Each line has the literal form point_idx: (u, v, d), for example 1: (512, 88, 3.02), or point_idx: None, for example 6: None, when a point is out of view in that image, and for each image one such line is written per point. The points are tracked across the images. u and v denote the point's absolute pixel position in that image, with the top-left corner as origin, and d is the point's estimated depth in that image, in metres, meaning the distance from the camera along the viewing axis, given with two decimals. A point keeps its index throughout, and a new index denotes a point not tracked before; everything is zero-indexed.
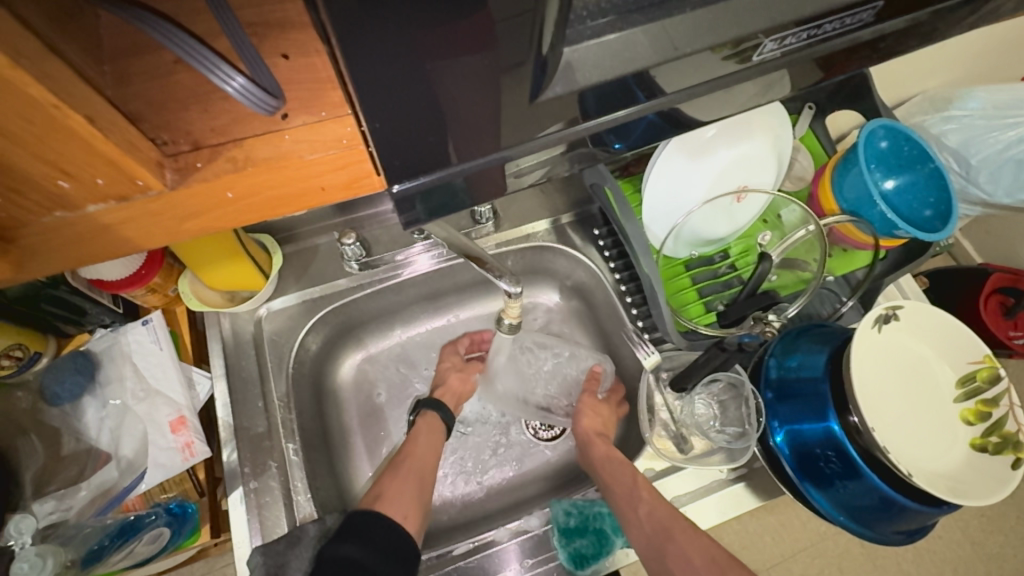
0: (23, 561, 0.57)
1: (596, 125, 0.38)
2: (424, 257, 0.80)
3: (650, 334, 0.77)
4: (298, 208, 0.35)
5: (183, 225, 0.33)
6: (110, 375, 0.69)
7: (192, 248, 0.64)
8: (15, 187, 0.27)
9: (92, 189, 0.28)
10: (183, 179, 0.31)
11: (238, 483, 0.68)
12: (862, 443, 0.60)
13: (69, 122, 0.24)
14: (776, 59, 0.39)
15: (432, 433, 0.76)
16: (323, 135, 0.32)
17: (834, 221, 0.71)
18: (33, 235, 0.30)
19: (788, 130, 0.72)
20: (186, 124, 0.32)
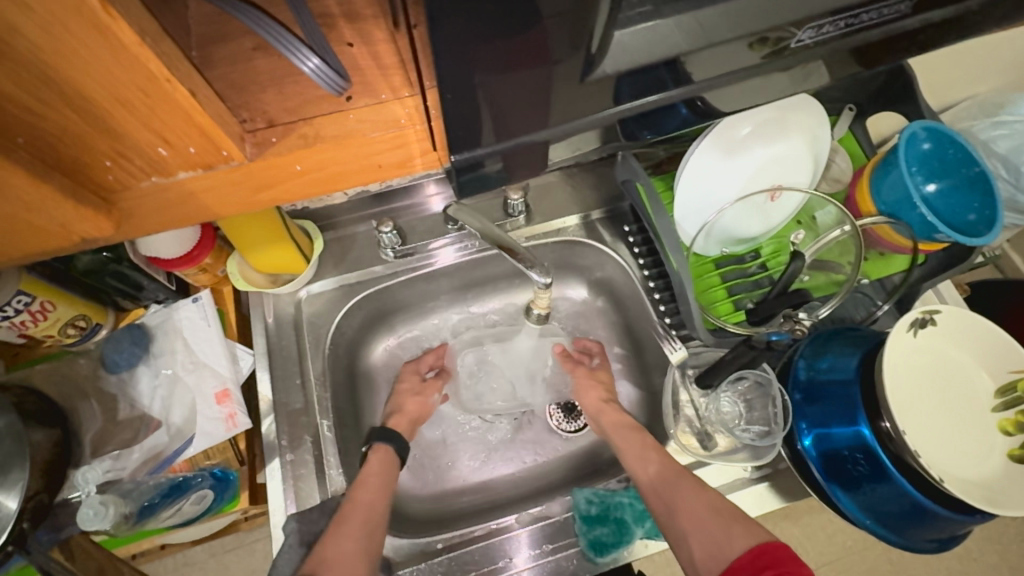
0: (89, 507, 0.61)
1: (632, 108, 0.39)
2: (450, 249, 0.83)
3: (678, 331, 0.78)
4: (357, 184, 0.37)
5: (257, 195, 0.36)
6: (163, 347, 0.74)
7: (240, 231, 0.68)
8: (122, 153, 0.31)
9: (185, 157, 0.32)
10: (260, 152, 0.34)
11: (275, 454, 0.71)
12: (893, 449, 0.59)
13: (176, 95, 0.28)
14: (813, 51, 0.40)
15: (384, 468, 0.71)
16: (383, 116, 0.35)
17: (871, 222, 0.70)
18: (132, 198, 0.34)
19: (826, 131, 0.71)
20: (263, 105, 0.35)
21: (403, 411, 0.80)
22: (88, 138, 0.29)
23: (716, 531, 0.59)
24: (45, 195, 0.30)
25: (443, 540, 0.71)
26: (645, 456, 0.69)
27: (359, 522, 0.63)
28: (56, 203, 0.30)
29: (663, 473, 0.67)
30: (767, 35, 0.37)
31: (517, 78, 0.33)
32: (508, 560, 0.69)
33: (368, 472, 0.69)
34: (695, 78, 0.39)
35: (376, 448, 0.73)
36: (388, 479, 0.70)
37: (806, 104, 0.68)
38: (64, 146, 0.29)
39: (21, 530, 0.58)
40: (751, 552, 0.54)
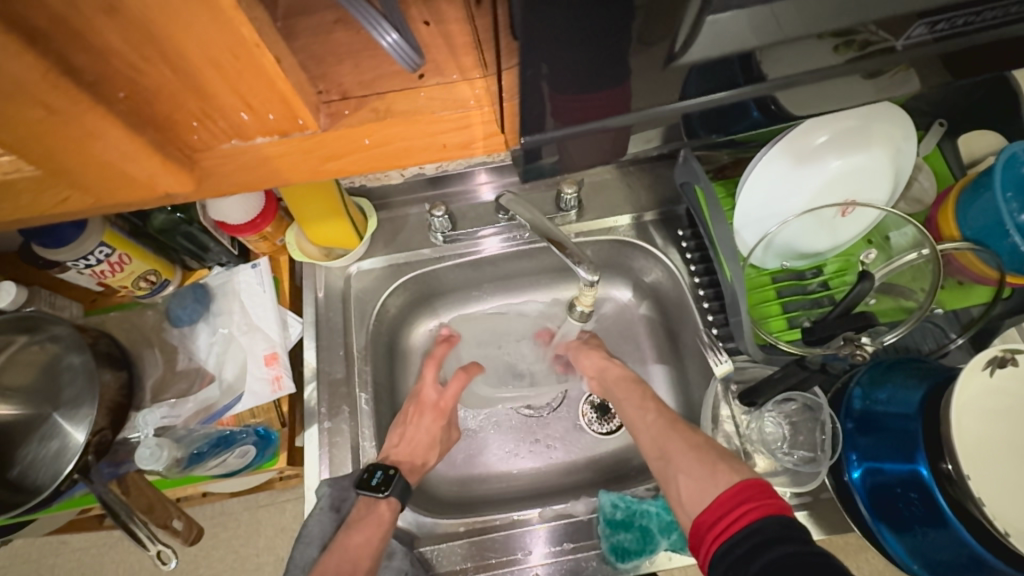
0: (146, 447, 0.64)
1: (698, 104, 0.38)
2: (493, 239, 0.83)
3: (724, 343, 0.75)
4: (421, 161, 0.38)
5: (324, 166, 0.37)
6: (221, 307, 0.78)
7: (300, 204, 0.71)
8: (207, 113, 0.32)
9: (264, 123, 0.33)
10: (334, 122, 0.35)
11: (314, 420, 0.74)
12: (952, 493, 0.55)
13: (262, 61, 0.29)
14: (932, 48, 0.38)
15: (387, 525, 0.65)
16: (453, 96, 0.36)
17: (952, 247, 0.65)
18: (210, 158, 0.36)
19: (911, 145, 0.66)
20: (338, 77, 0.36)
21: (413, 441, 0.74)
22: (179, 96, 0.31)
23: (704, 475, 0.59)
24: (136, 146, 0.32)
25: (465, 524, 0.72)
26: (648, 412, 0.71)
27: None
28: (144, 155, 0.33)
29: (658, 422, 0.69)
30: (848, 35, 0.35)
31: (588, 69, 0.32)
32: (526, 553, 0.69)
33: (372, 532, 0.64)
34: (770, 76, 0.37)
35: (389, 499, 0.66)
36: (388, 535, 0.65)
37: (893, 115, 0.64)
38: (157, 102, 0.31)
39: (86, 462, 0.63)
40: (730, 489, 0.55)
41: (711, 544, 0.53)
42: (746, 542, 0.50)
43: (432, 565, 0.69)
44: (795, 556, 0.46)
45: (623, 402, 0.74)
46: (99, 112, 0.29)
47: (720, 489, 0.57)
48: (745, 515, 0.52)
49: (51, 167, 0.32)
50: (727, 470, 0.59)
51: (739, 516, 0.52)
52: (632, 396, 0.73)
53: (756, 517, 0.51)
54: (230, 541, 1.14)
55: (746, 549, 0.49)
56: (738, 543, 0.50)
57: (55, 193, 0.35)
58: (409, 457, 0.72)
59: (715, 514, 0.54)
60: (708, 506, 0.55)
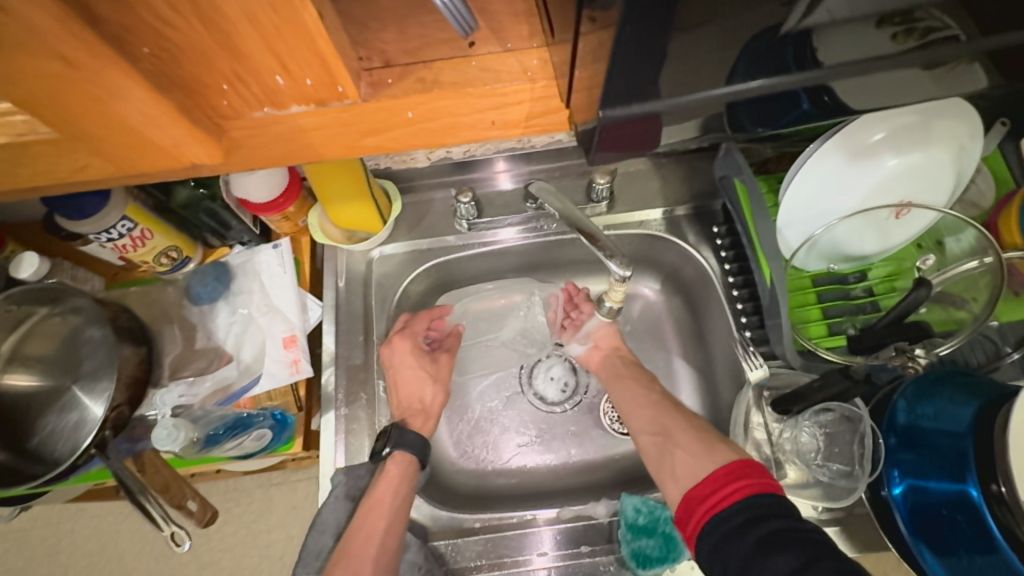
0: (162, 428, 0.64)
1: (736, 91, 0.34)
2: (510, 231, 0.80)
3: (759, 347, 0.71)
4: (465, 141, 0.35)
5: (361, 140, 0.34)
6: (241, 287, 0.77)
7: (323, 181, 0.69)
8: (240, 75, 0.30)
9: (301, 89, 0.31)
10: (376, 92, 0.33)
11: (331, 407, 0.73)
12: (1002, 516, 0.51)
13: (304, 17, 0.26)
14: (1020, 35, 0.34)
15: (404, 479, 0.66)
16: (509, 67, 0.34)
17: (1017, 255, 0.61)
18: (242, 127, 0.34)
19: (978, 143, 0.61)
20: (382, 44, 0.34)
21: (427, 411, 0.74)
22: (212, 58, 0.29)
23: (700, 453, 0.60)
24: (161, 111, 0.30)
25: (480, 520, 0.70)
26: (653, 392, 0.71)
27: (368, 556, 0.61)
28: (169, 122, 0.31)
29: (661, 403, 0.69)
30: (911, 19, 0.32)
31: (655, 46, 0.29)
32: (544, 553, 0.67)
33: (385, 488, 0.65)
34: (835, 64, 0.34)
35: (396, 456, 0.67)
36: (405, 491, 0.66)
37: (961, 110, 0.59)
38: (187, 63, 0.29)
39: (103, 437, 0.62)
40: (726, 466, 0.56)
41: (701, 516, 0.54)
42: (738, 516, 0.50)
43: (446, 560, 0.68)
44: (786, 531, 0.47)
45: (628, 382, 0.73)
46: (124, 70, 0.27)
47: (715, 464, 0.58)
48: (738, 492, 0.52)
49: (68, 131, 0.31)
50: (725, 449, 0.59)
51: (733, 492, 0.53)
52: (641, 378, 0.73)
53: (749, 493, 0.52)
54: (242, 518, 1.14)
55: (738, 523, 0.50)
56: (730, 515, 0.51)
57: (71, 160, 0.34)
58: (417, 409, 0.74)
59: (707, 487, 0.55)
60: (700, 481, 0.56)
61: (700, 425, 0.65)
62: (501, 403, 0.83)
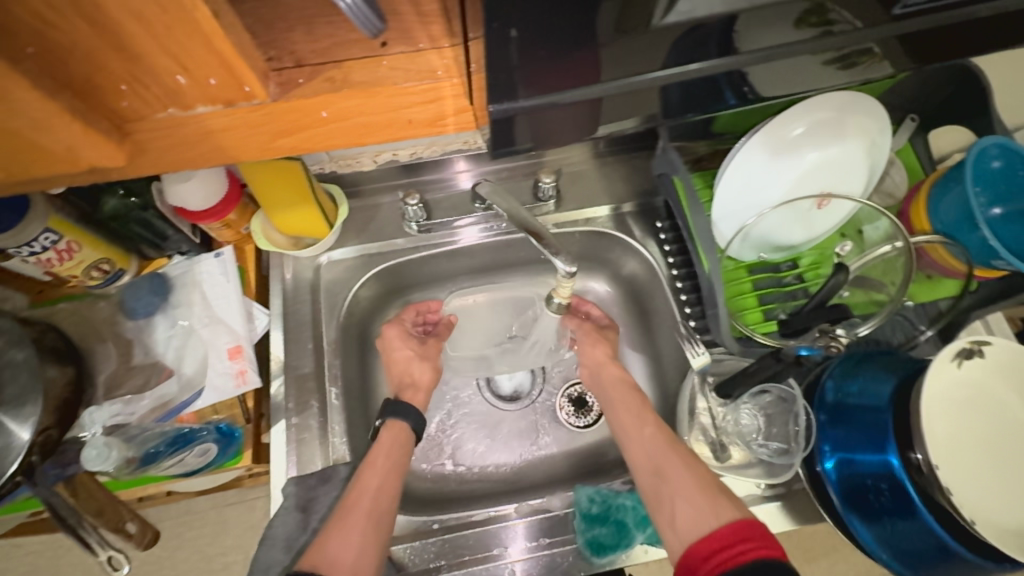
0: (92, 447, 0.61)
1: (672, 73, 0.36)
2: (473, 229, 0.81)
3: (702, 335, 0.75)
4: (384, 139, 0.36)
5: (276, 141, 0.35)
6: (180, 299, 0.74)
7: (264, 188, 0.68)
8: (137, 76, 0.29)
9: (205, 89, 0.31)
10: (284, 92, 0.33)
11: (281, 416, 0.71)
12: (921, 483, 0.56)
13: (195, 14, 0.26)
14: (910, 23, 0.36)
15: (396, 446, 0.66)
16: (418, 65, 0.34)
17: (924, 241, 0.65)
18: (145, 130, 0.33)
19: (887, 138, 0.66)
20: (291, 44, 0.34)
21: (416, 385, 0.75)
22: (100, 56, 0.28)
23: (702, 504, 0.56)
24: (53, 113, 0.29)
25: (439, 521, 0.71)
26: (645, 426, 0.67)
27: (362, 510, 0.60)
28: (63, 124, 0.29)
29: (657, 438, 0.65)
30: (826, 19, 0.35)
31: (560, 35, 0.30)
32: (503, 549, 0.68)
33: (377, 452, 0.65)
34: (743, 49, 0.37)
35: (390, 423, 0.68)
36: (399, 457, 0.66)
37: (870, 106, 0.64)
38: (72, 61, 0.28)
39: (29, 463, 0.58)
40: (731, 524, 0.52)
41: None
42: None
43: (404, 564, 0.67)
44: None
45: (620, 410, 0.70)
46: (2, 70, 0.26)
47: (720, 523, 0.54)
48: (743, 554, 0.50)
49: None
50: (729, 504, 0.56)
51: (739, 555, 0.50)
52: (630, 404, 0.70)
53: (755, 558, 0.49)
54: (196, 542, 1.10)
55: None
56: None
57: None
58: (409, 383, 0.75)
59: (710, 545, 0.52)
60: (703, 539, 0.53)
61: (700, 469, 0.61)
62: (459, 405, 0.83)
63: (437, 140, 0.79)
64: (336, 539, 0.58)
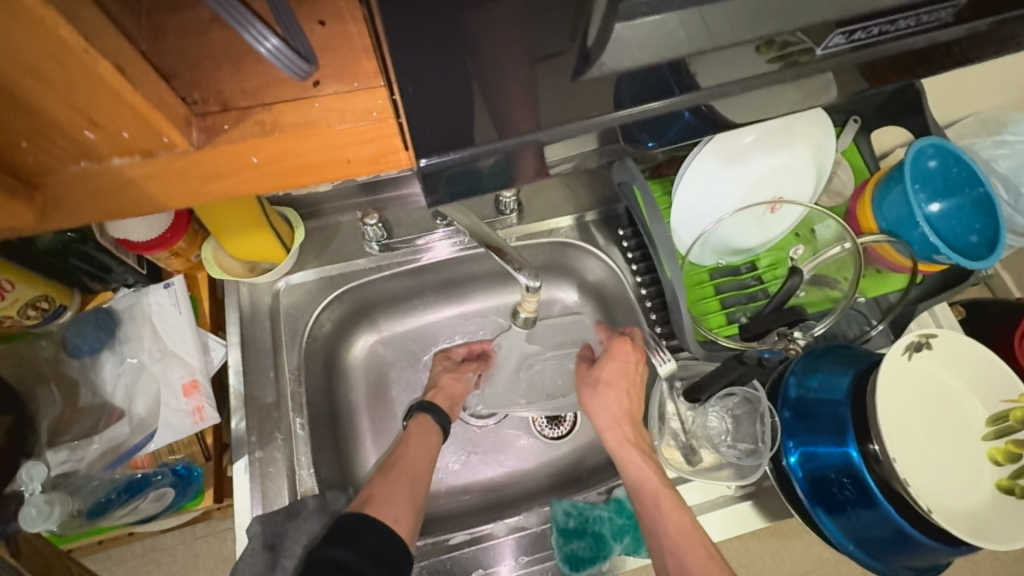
0: (31, 507, 0.58)
1: (633, 113, 0.37)
2: (445, 244, 0.80)
3: (668, 341, 0.76)
4: (325, 179, 0.34)
5: (205, 186, 0.32)
6: (129, 333, 0.71)
7: (217, 214, 0.65)
8: (42, 131, 0.28)
9: (118, 142, 0.29)
10: (209, 139, 0.31)
11: (243, 451, 0.68)
12: (880, 473, 0.58)
13: (98, 69, 0.25)
14: (847, 58, 0.38)
15: (423, 434, 0.73)
16: (353, 106, 0.32)
17: (872, 239, 0.69)
18: (59, 183, 0.31)
19: (831, 142, 0.69)
20: (217, 84, 0.32)
21: (439, 387, 0.78)
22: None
23: None
24: None
25: (415, 547, 0.69)
26: (666, 501, 0.64)
27: (399, 471, 0.68)
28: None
29: (678, 517, 0.63)
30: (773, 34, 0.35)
31: None
32: (483, 571, 0.67)
33: (411, 435, 0.72)
34: (701, 84, 0.37)
35: (419, 418, 0.74)
36: (428, 444, 0.72)
37: (813, 114, 0.66)
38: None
39: None
40: None
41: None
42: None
43: None
44: None
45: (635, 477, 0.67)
46: None
47: None
48: None
49: None
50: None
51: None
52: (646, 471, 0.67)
53: None
54: None
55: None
56: None
57: None
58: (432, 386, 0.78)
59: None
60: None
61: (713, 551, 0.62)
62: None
63: None
64: (384, 493, 0.65)
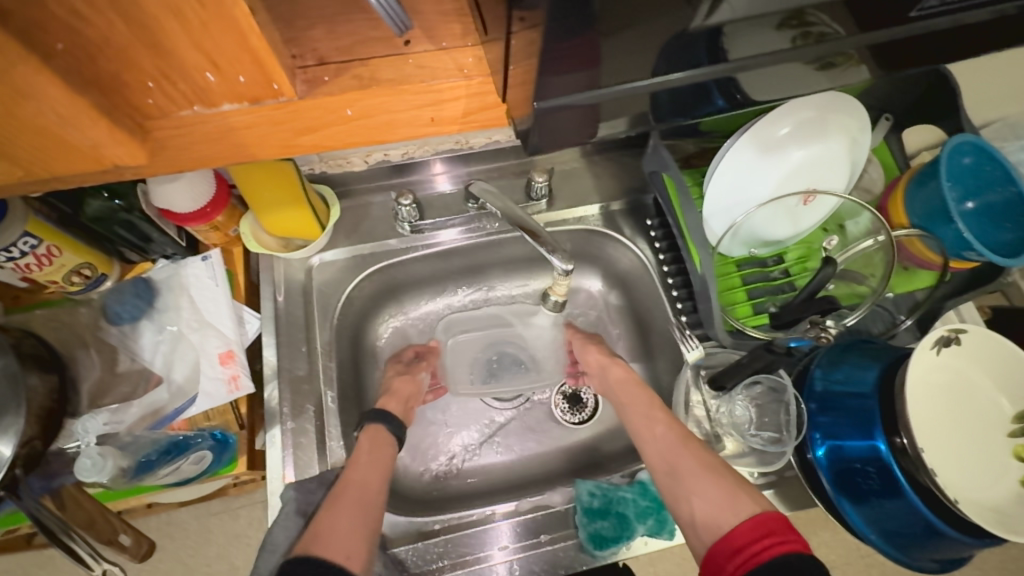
0: (86, 458, 0.61)
1: (665, 83, 0.36)
2: (451, 232, 0.81)
3: (695, 330, 0.77)
4: (401, 137, 0.37)
5: (298, 139, 0.36)
6: (167, 303, 0.72)
7: (255, 187, 0.66)
8: (167, 72, 0.30)
9: (232, 86, 0.31)
10: (311, 89, 0.34)
11: (276, 421, 0.70)
12: (906, 465, 0.59)
13: (234, 11, 0.27)
14: (920, 27, 0.37)
15: (373, 450, 0.67)
16: (443, 64, 0.36)
17: (904, 234, 0.69)
18: (166, 127, 0.33)
19: (867, 136, 0.69)
20: (313, 42, 0.36)
21: (393, 393, 0.76)
22: (131, 52, 0.28)
23: (723, 499, 0.57)
24: (80, 110, 0.29)
25: (440, 522, 0.70)
26: (657, 425, 0.66)
27: (352, 499, 0.60)
28: (89, 118, 0.30)
29: (668, 436, 0.65)
30: (804, 23, 0.34)
31: (574, 48, 0.30)
32: (505, 547, 0.68)
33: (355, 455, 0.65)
34: (731, 56, 0.36)
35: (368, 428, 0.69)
36: (377, 462, 0.66)
37: (851, 106, 0.67)
38: (104, 57, 0.28)
39: (13, 476, 0.56)
40: (751, 519, 0.53)
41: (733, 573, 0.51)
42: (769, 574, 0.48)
43: (407, 566, 0.67)
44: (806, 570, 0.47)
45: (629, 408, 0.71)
46: (34, 64, 0.26)
47: (739, 518, 0.55)
48: (768, 549, 0.50)
49: None
50: (748, 499, 0.56)
51: (762, 551, 0.51)
52: (638, 402, 0.70)
53: (778, 553, 0.50)
54: (179, 553, 1.09)
55: None
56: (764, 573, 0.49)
57: None
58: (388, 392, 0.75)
59: (737, 542, 0.52)
60: (727, 536, 0.54)
61: (712, 463, 0.61)
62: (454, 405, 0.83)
63: (430, 139, 0.79)
64: (326, 527, 0.56)
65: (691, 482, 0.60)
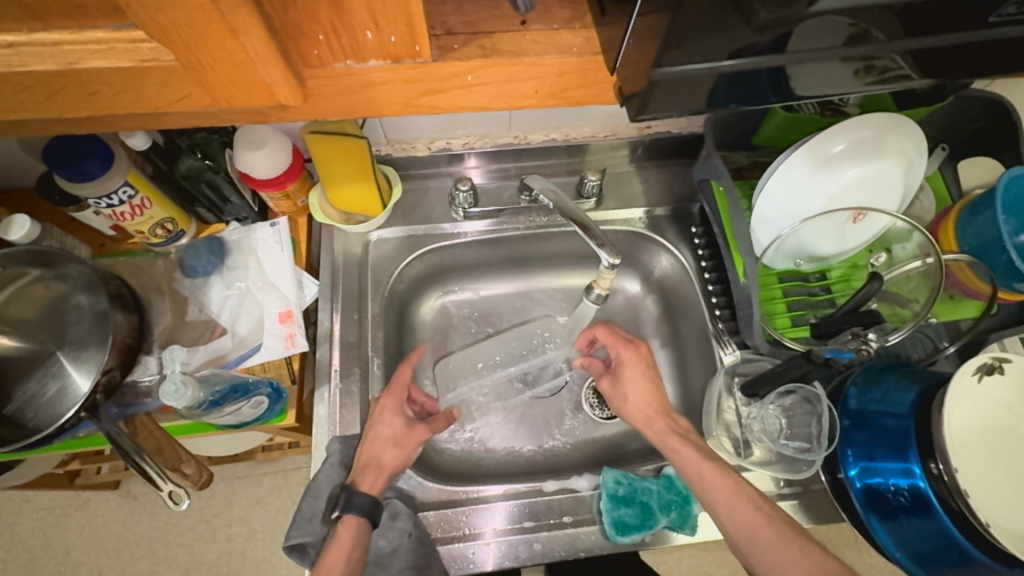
0: (171, 382, 0.63)
1: (743, 66, 0.37)
2: (475, 223, 0.84)
3: (732, 335, 0.79)
4: (508, 105, 0.43)
5: (421, 98, 0.41)
6: (236, 262, 0.78)
7: (328, 161, 0.70)
8: (335, 27, 0.34)
9: (384, 45, 0.35)
10: (444, 54, 0.38)
11: (325, 380, 0.74)
12: (940, 490, 0.59)
13: None
14: (997, 32, 0.38)
15: (357, 543, 0.62)
16: (558, 40, 0.40)
17: (952, 258, 0.69)
18: (322, 76, 0.37)
19: (922, 160, 0.70)
20: (443, 16, 0.41)
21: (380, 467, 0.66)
22: (315, 6, 0.32)
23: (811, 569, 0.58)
24: (269, 51, 0.33)
25: (466, 493, 0.73)
26: (714, 481, 0.65)
27: None
28: (272, 61, 0.33)
29: (734, 494, 0.64)
30: (869, 35, 0.37)
31: (668, 31, 0.33)
32: (524, 525, 0.71)
33: (337, 555, 0.60)
34: (807, 49, 0.37)
35: (346, 519, 0.63)
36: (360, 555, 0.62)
37: (908, 129, 0.68)
38: (293, 9, 0.32)
39: (94, 401, 0.62)
40: None
41: None
42: None
43: (432, 530, 0.70)
44: None
45: (682, 467, 0.67)
46: (248, 9, 0.30)
47: None
48: None
49: (186, 61, 0.33)
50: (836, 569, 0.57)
51: None
52: (689, 460, 0.67)
53: None
54: (205, 510, 1.16)
55: None
56: None
57: (177, 89, 0.35)
58: (373, 463, 0.66)
59: None
60: None
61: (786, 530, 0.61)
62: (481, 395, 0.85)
63: (489, 132, 0.83)
64: None
65: (771, 565, 0.60)
